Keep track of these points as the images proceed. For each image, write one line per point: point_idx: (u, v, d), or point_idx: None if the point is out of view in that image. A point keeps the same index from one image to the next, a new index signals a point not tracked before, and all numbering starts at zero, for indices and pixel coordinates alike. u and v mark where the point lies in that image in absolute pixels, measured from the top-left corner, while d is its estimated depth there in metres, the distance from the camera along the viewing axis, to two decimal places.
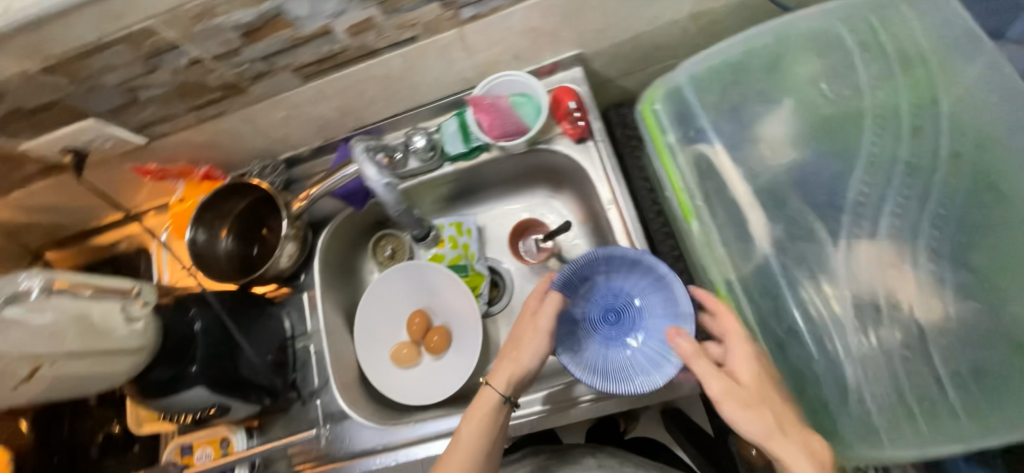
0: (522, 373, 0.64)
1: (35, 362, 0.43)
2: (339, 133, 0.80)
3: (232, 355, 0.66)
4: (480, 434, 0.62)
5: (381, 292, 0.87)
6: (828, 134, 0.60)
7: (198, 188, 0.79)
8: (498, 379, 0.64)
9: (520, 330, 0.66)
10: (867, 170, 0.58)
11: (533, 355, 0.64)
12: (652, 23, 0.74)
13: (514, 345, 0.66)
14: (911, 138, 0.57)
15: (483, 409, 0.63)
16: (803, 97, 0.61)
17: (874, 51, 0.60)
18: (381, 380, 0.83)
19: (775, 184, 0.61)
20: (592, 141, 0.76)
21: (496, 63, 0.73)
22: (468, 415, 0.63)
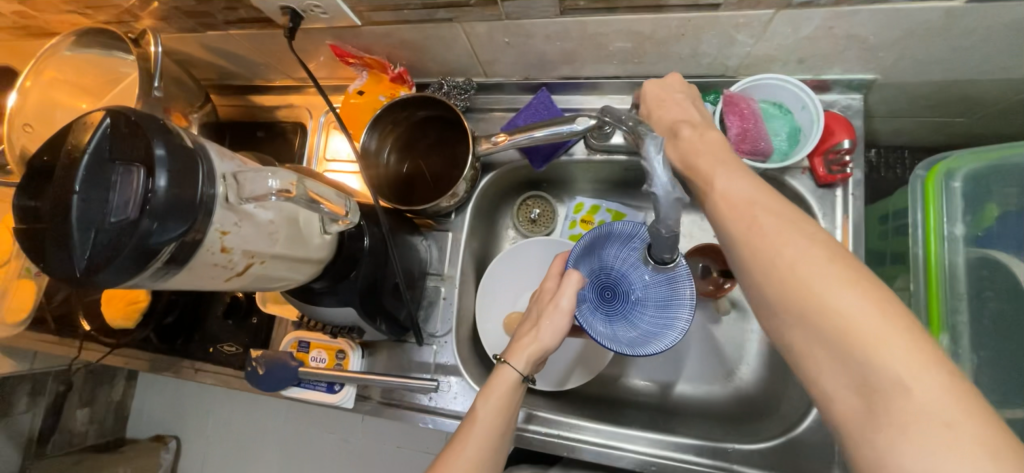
0: (541, 350, 0.58)
1: (251, 260, 0.38)
2: (544, 76, 0.70)
3: (382, 281, 0.62)
4: (496, 416, 0.54)
5: (517, 257, 0.81)
6: None
7: (385, 88, 0.72)
8: (517, 354, 0.57)
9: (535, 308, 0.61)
10: None
11: (556, 332, 0.58)
12: (992, 73, 0.56)
13: (531, 323, 0.60)
14: None
15: (503, 386, 0.56)
16: None
17: None
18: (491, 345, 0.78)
19: None
20: (840, 190, 0.62)
21: (770, 60, 0.59)
22: (484, 396, 0.55)
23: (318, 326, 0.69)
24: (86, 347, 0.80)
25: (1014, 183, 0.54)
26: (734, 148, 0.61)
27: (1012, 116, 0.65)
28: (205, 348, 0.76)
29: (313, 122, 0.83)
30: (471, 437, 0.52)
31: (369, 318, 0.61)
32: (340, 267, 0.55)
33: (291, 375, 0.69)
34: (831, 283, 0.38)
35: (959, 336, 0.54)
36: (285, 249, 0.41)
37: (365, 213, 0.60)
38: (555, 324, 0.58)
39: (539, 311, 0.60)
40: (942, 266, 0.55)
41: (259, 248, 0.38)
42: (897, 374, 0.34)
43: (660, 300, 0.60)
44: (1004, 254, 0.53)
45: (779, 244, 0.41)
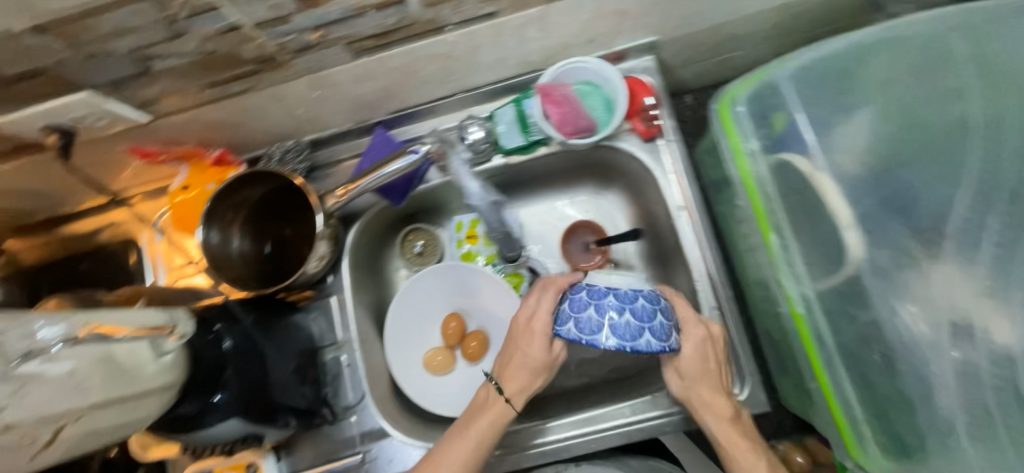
0: (528, 370, 0.61)
1: (60, 424, 0.34)
2: (376, 115, 0.70)
3: (264, 379, 0.57)
4: (479, 438, 0.59)
5: (414, 295, 0.79)
6: (903, 156, 0.60)
7: (208, 175, 0.67)
8: (509, 379, 0.61)
9: (523, 356, 0.61)
10: (941, 195, 0.58)
11: (539, 352, 0.60)
12: (739, 11, 0.67)
13: (517, 348, 0.62)
14: (994, 156, 0.56)
15: (484, 419, 0.60)
16: (879, 106, 0.60)
17: (955, 63, 0.58)
18: (416, 389, 0.76)
19: (854, 199, 0.60)
20: (664, 140, 0.69)
21: (568, 46, 0.64)
22: (475, 422, 0.60)
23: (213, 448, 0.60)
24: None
25: (780, 93, 0.63)
26: (559, 132, 0.67)
27: (773, 39, 0.77)
28: None
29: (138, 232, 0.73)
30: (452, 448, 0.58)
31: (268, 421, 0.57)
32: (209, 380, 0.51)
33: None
34: (739, 444, 0.57)
35: (783, 230, 0.61)
36: (104, 399, 0.36)
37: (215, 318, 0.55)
38: (536, 339, 0.60)
39: (533, 361, 0.61)
40: (751, 175, 0.63)
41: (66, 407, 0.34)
42: None
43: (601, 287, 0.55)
44: (792, 155, 0.63)
45: (723, 428, 0.58)
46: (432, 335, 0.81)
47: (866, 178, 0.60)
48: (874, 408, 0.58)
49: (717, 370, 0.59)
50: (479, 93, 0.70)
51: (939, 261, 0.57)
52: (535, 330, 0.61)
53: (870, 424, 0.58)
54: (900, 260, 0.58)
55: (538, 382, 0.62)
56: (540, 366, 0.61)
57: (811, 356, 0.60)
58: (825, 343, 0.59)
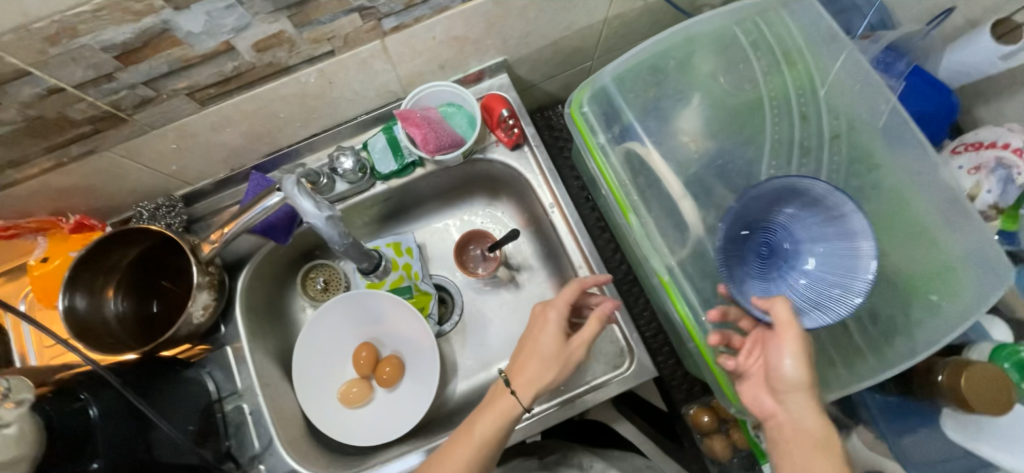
0: (538, 365, 0.64)
1: None
2: (249, 160, 0.71)
3: (144, 437, 0.56)
4: (485, 436, 0.61)
5: (320, 331, 0.79)
6: (721, 131, 0.69)
7: (68, 243, 0.64)
8: (522, 374, 0.64)
9: (534, 346, 0.65)
10: (754, 160, 0.68)
11: (546, 341, 0.65)
12: (570, 28, 0.76)
13: (527, 344, 0.66)
14: (785, 122, 0.68)
15: (490, 413, 0.62)
16: (696, 94, 0.71)
17: (744, 52, 0.70)
18: (334, 425, 0.75)
19: (687, 174, 0.69)
20: (528, 146, 0.77)
21: (421, 74, 0.70)
22: (478, 418, 0.62)
23: None
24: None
25: (615, 94, 0.72)
26: (423, 151, 0.71)
27: (615, 49, 0.88)
28: None
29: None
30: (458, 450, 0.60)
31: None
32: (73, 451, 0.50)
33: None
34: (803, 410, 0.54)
35: (639, 210, 0.68)
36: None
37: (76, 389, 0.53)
38: (546, 332, 0.65)
39: (545, 351, 0.64)
40: (606, 167, 0.70)
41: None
42: None
43: (827, 237, 0.60)
44: (635, 143, 0.70)
45: (796, 404, 0.54)
46: (346, 368, 0.81)
47: (704, 158, 0.69)
48: None
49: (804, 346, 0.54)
50: (349, 127, 0.73)
51: None
52: (546, 324, 0.65)
53: None
54: None
55: (551, 376, 0.63)
56: (551, 356, 0.64)
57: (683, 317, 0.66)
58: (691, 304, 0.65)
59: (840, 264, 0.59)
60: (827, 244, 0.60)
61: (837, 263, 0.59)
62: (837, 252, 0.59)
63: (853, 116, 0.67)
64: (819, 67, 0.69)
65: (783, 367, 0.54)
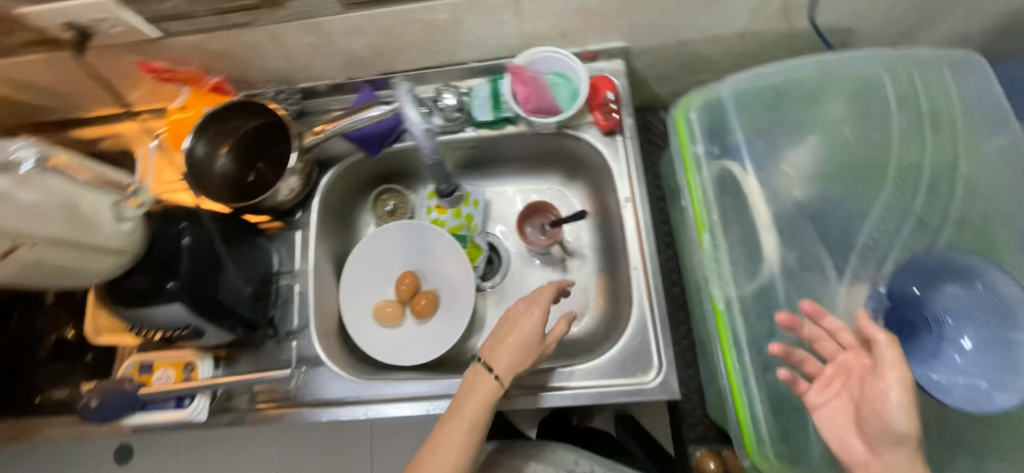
0: (518, 353, 0.62)
1: (14, 245, 0.41)
2: (365, 74, 0.77)
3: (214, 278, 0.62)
4: (471, 417, 0.59)
5: (376, 247, 0.85)
6: (830, 181, 0.64)
7: (204, 100, 0.74)
8: (499, 358, 0.62)
9: (515, 335, 0.64)
10: (860, 220, 0.62)
11: (529, 329, 0.64)
12: (703, 32, 0.73)
13: (505, 333, 0.64)
14: (909, 189, 0.62)
15: (475, 400, 0.60)
16: (817, 134, 0.66)
17: (887, 103, 0.64)
18: (361, 333, 0.80)
19: (776, 211, 0.65)
20: (622, 136, 0.75)
21: (542, 37, 0.72)
22: (466, 403, 0.60)
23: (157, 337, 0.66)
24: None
25: (723, 111, 0.69)
26: (520, 108, 0.73)
27: (742, 67, 0.83)
28: (32, 399, 0.70)
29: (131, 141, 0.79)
30: (446, 430, 0.58)
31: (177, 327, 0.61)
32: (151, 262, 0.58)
33: (130, 400, 0.65)
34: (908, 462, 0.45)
35: (714, 231, 0.65)
36: (61, 236, 0.44)
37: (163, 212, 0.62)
38: (528, 324, 0.64)
39: (525, 339, 0.63)
40: (694, 180, 0.67)
41: (27, 232, 0.42)
42: None
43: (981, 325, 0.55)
44: (731, 164, 0.67)
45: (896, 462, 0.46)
46: (386, 289, 0.85)
47: (806, 202, 0.65)
48: (772, 410, 0.60)
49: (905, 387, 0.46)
50: (460, 69, 0.77)
51: (849, 278, 0.61)
52: (524, 318, 0.65)
53: (768, 424, 0.60)
54: (812, 266, 0.63)
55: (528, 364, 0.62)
56: (531, 345, 0.63)
57: (726, 354, 0.62)
58: (739, 345, 0.62)
59: (997, 362, 0.52)
60: (981, 332, 0.54)
61: (991, 348, 0.53)
62: (989, 338, 0.54)
63: (995, 205, 0.59)
64: (971, 140, 0.61)
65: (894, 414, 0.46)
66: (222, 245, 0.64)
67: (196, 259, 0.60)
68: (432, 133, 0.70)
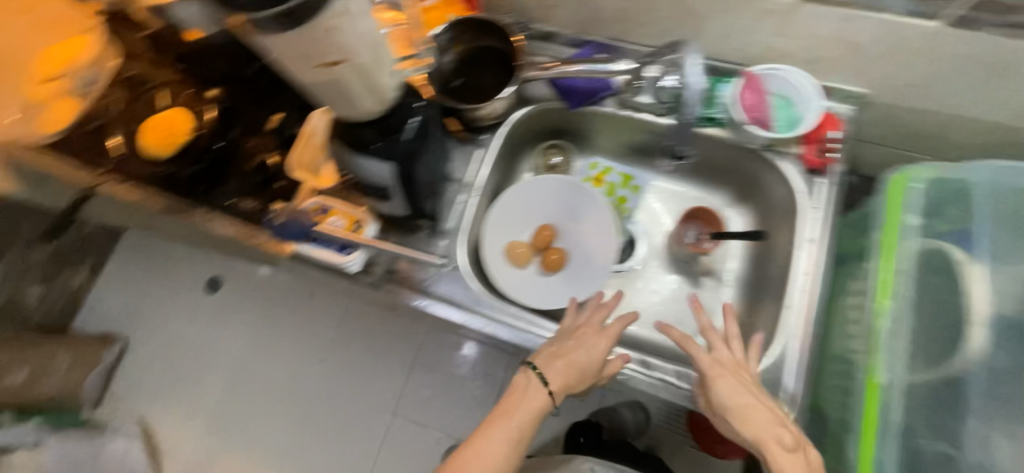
0: (577, 370, 0.68)
1: (332, 61, 0.48)
2: (596, 31, 0.80)
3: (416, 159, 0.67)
4: (522, 428, 0.65)
5: (530, 191, 0.88)
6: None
7: (452, 7, 0.81)
8: (557, 372, 0.68)
9: (577, 352, 0.70)
10: None
11: (587, 355, 0.70)
12: (963, 106, 0.68)
13: (562, 342, 0.71)
14: None
15: (525, 410, 0.66)
16: None
17: None
18: (494, 259, 0.84)
19: (992, 315, 0.62)
20: (825, 179, 0.72)
21: (788, 54, 0.70)
22: (516, 413, 0.66)
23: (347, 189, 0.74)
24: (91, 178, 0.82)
25: (955, 191, 0.68)
26: (740, 111, 0.72)
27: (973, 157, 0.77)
28: (227, 199, 0.83)
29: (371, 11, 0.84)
30: (499, 424, 0.65)
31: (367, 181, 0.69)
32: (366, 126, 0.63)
33: (305, 232, 0.74)
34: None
35: (901, 302, 0.65)
36: (365, 67, 0.50)
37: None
38: (592, 348, 0.70)
39: (584, 364, 0.69)
40: (897, 245, 0.67)
41: (350, 56, 0.48)
42: None
43: None
44: (949, 246, 0.66)
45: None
46: (523, 231, 0.89)
47: None
48: None
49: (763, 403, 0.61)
50: None
51: None
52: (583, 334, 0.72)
53: None
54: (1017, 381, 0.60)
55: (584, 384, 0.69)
56: (588, 368, 0.69)
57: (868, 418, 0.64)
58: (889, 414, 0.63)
59: None
60: None
61: None
62: None
63: None
64: None
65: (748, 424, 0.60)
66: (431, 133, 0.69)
67: (413, 137, 0.65)
68: (701, 91, 0.71)
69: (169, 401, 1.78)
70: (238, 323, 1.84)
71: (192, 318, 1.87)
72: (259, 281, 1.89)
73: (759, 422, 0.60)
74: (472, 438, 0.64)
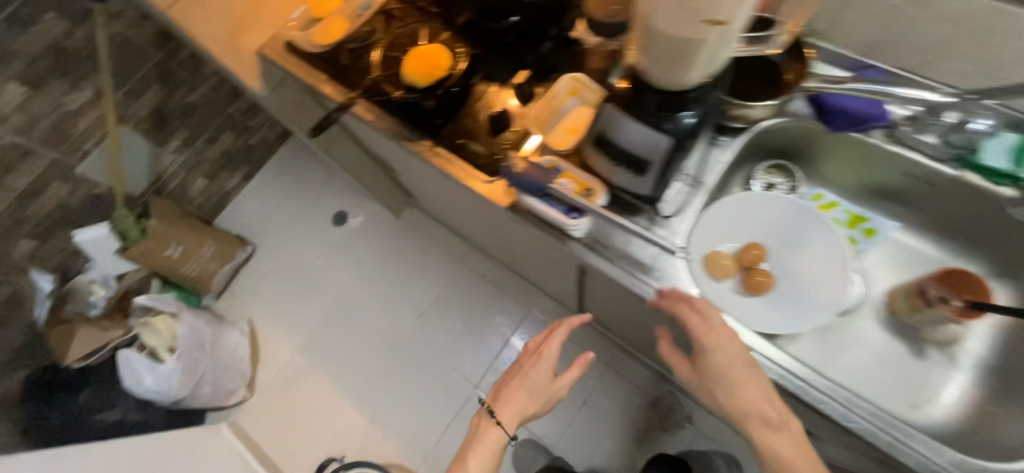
0: (522, 388, 1.02)
1: (714, 22, 0.49)
2: None
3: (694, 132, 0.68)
4: (478, 467, 0.96)
5: (745, 206, 0.83)
6: None
7: None
8: (506, 403, 1.00)
9: (523, 375, 1.03)
10: None
11: (546, 360, 1.03)
12: None
13: (512, 381, 1.03)
14: None
15: (489, 441, 0.97)
16: None
17: None
18: (698, 266, 0.82)
19: None
20: None
21: None
22: (473, 451, 0.97)
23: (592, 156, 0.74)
24: (345, 97, 0.93)
25: None
26: None
27: None
28: (454, 140, 0.85)
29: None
30: (476, 452, 0.97)
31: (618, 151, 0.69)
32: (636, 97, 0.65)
33: (538, 187, 0.76)
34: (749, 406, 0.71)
35: None
36: (730, 34, 0.51)
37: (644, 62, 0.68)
38: (545, 359, 1.03)
39: (530, 384, 1.02)
40: None
41: (730, 19, 0.49)
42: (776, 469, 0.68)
43: None
44: None
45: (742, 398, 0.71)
46: (726, 244, 0.85)
47: None
48: None
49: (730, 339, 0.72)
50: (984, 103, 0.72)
51: None
52: (528, 365, 1.04)
53: None
54: None
55: (534, 405, 1.01)
56: (535, 384, 1.02)
57: None
58: None
59: None
60: None
61: None
62: None
63: None
64: None
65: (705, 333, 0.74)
66: (710, 112, 0.69)
67: (703, 109, 0.66)
68: None
69: (276, 311, 1.90)
70: (353, 258, 1.95)
71: (314, 242, 2.01)
72: (380, 225, 1.99)
73: (723, 374, 0.71)
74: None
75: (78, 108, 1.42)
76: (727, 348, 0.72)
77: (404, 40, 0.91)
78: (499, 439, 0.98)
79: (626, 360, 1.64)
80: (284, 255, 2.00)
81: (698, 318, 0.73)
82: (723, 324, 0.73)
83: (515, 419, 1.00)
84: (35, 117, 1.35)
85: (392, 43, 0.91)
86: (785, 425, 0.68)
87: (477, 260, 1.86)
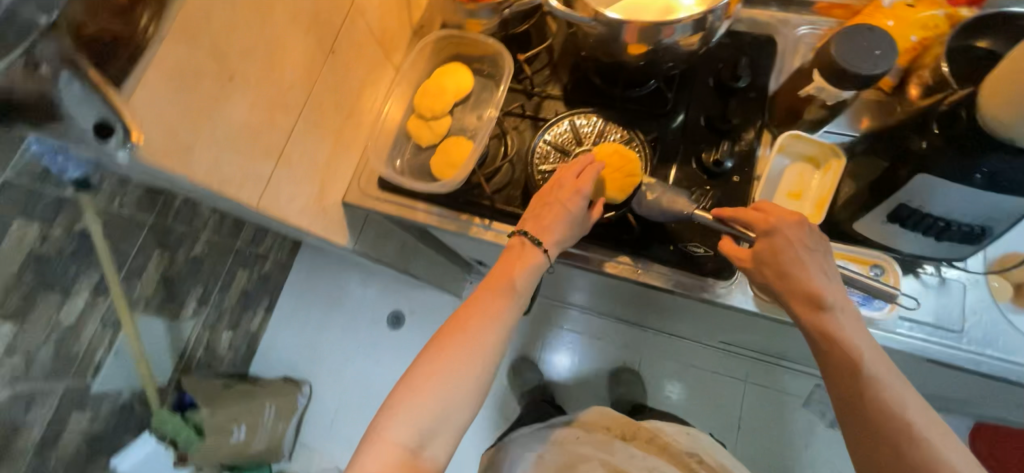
0: (567, 215, 0.65)
1: None
2: None
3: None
4: (519, 288, 0.64)
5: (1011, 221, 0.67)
6: None
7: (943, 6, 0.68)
8: (550, 234, 0.65)
9: (557, 205, 0.66)
10: None
11: (586, 194, 0.65)
12: None
13: (542, 214, 0.66)
14: None
15: (532, 272, 0.65)
16: None
17: None
18: (1011, 324, 0.62)
19: None
20: None
21: None
22: (516, 273, 0.64)
23: (907, 224, 0.59)
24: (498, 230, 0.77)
25: None
26: None
27: None
28: (666, 246, 0.70)
29: (794, 31, 0.78)
30: (488, 296, 0.63)
31: (931, 229, 0.58)
32: (957, 161, 0.52)
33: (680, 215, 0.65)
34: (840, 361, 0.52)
35: None
36: None
37: (967, 109, 0.51)
38: (588, 185, 0.65)
39: (568, 213, 0.65)
40: None
41: None
42: (874, 414, 0.50)
43: None
44: None
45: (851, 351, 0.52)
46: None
47: None
48: None
49: (804, 268, 0.55)
50: None
51: None
52: (557, 188, 0.66)
53: None
54: None
55: (570, 236, 0.66)
56: (581, 214, 0.65)
57: None
58: None
59: None
60: None
61: None
62: None
63: None
64: None
65: (779, 264, 0.56)
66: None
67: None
68: None
69: None
70: None
71: (376, 353, 1.76)
72: (443, 312, 1.78)
73: (778, 262, 0.56)
74: (465, 304, 0.64)
75: (79, 321, 1.12)
76: (777, 215, 0.58)
77: (549, 144, 0.75)
78: (543, 265, 0.65)
79: (763, 368, 1.46)
80: (348, 381, 1.75)
81: (758, 216, 0.59)
82: (799, 222, 0.57)
83: (564, 246, 0.67)
84: (32, 354, 1.04)
85: (535, 150, 0.74)
86: (838, 303, 0.54)
87: (543, 307, 1.59)
